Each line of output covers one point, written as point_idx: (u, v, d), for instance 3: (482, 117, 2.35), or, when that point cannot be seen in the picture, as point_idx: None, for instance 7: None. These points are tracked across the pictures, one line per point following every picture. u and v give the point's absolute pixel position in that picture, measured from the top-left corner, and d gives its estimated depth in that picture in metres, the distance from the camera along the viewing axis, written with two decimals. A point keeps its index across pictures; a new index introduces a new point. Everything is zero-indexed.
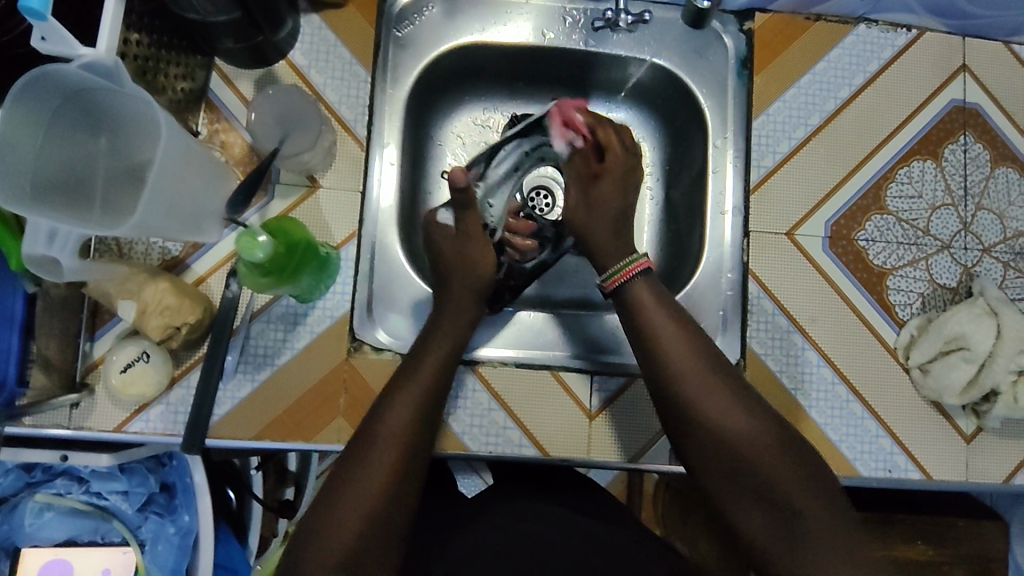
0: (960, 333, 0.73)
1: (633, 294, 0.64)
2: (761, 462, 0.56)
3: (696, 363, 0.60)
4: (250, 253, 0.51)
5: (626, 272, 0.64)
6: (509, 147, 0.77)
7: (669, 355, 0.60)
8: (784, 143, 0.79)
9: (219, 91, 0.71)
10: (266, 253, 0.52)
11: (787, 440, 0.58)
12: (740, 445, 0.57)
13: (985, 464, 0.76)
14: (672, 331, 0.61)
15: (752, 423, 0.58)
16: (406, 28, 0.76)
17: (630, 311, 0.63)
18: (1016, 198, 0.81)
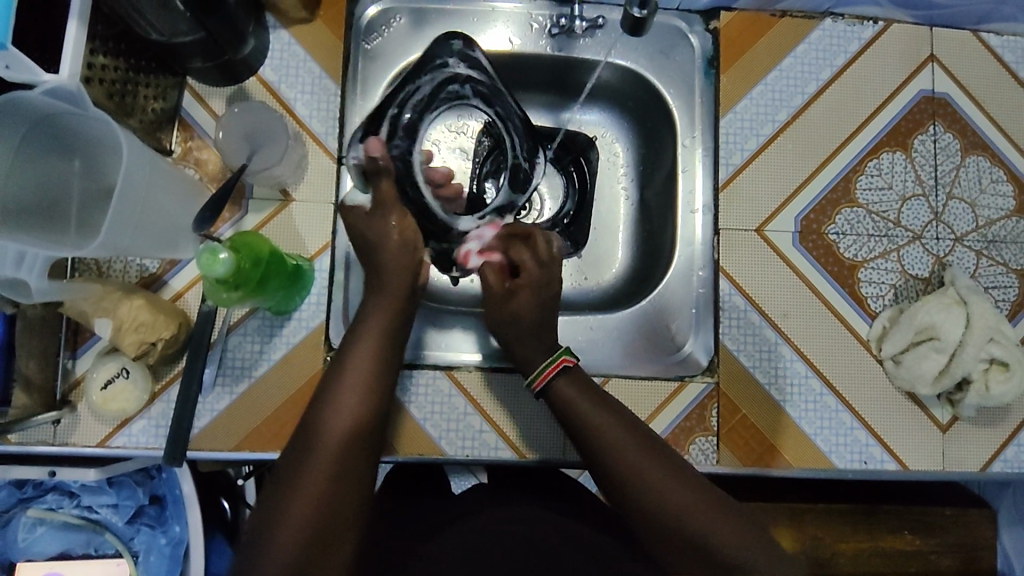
0: (931, 323, 0.73)
1: (555, 392, 0.64)
2: (700, 529, 0.55)
3: (625, 443, 0.59)
4: (208, 269, 0.52)
5: (548, 372, 0.64)
6: (426, 78, 0.71)
7: (592, 428, 0.60)
8: (752, 140, 0.79)
9: (192, 109, 0.72)
10: (227, 269, 0.53)
11: (720, 501, 0.57)
12: (675, 515, 0.56)
13: (962, 452, 0.77)
14: (591, 409, 0.61)
15: (685, 488, 0.57)
16: (374, 40, 0.77)
17: (552, 403, 0.64)
18: (987, 186, 0.81)
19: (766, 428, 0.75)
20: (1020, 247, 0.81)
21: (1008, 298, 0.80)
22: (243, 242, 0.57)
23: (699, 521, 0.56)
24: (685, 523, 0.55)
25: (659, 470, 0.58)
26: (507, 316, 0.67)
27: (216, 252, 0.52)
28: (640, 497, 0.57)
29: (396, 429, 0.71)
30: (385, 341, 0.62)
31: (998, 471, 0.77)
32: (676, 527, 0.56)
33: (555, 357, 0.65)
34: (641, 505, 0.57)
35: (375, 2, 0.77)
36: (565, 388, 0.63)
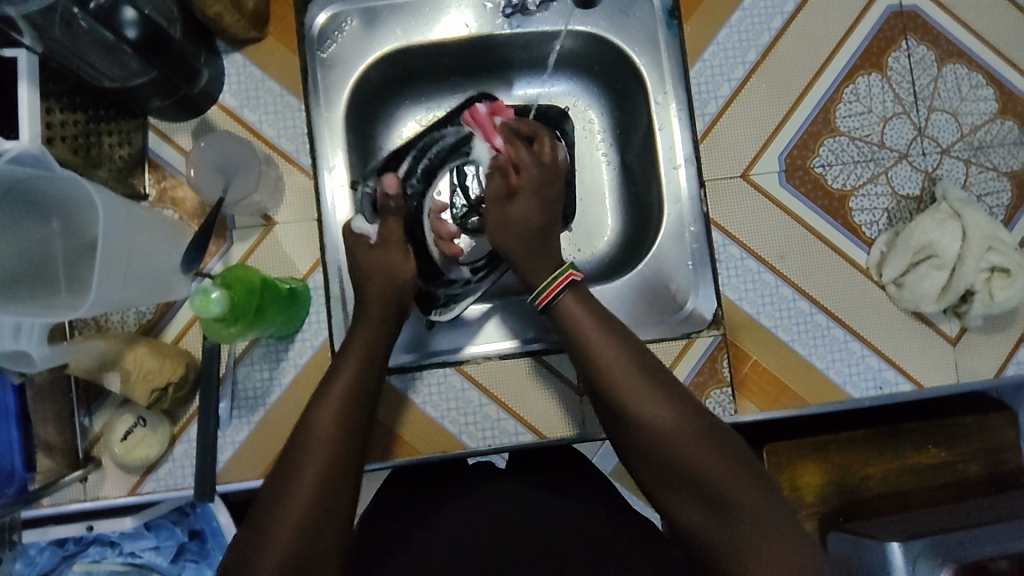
0: (928, 242, 0.73)
1: (562, 307, 0.62)
2: (689, 461, 0.53)
3: (629, 370, 0.57)
4: (204, 310, 0.53)
5: (555, 287, 0.62)
6: (449, 129, 0.77)
7: (603, 363, 0.58)
8: (724, 87, 0.79)
9: (159, 149, 0.71)
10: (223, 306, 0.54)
11: (716, 433, 0.55)
12: (668, 443, 0.54)
13: (975, 362, 0.77)
14: (604, 341, 0.59)
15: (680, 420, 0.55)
16: (329, 47, 0.75)
17: (557, 319, 0.62)
18: (968, 93, 0.80)
19: (777, 370, 0.75)
20: (1008, 150, 0.80)
21: (1002, 203, 0.79)
22: (236, 277, 0.58)
23: (704, 459, 0.53)
24: (673, 451, 0.54)
25: (656, 397, 0.56)
26: (508, 220, 0.67)
27: (208, 293, 0.53)
28: (644, 429, 0.55)
29: (417, 431, 0.73)
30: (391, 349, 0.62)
31: (1013, 375, 0.77)
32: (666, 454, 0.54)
33: (559, 273, 0.63)
34: (646, 439, 0.55)
35: (322, 8, 0.75)
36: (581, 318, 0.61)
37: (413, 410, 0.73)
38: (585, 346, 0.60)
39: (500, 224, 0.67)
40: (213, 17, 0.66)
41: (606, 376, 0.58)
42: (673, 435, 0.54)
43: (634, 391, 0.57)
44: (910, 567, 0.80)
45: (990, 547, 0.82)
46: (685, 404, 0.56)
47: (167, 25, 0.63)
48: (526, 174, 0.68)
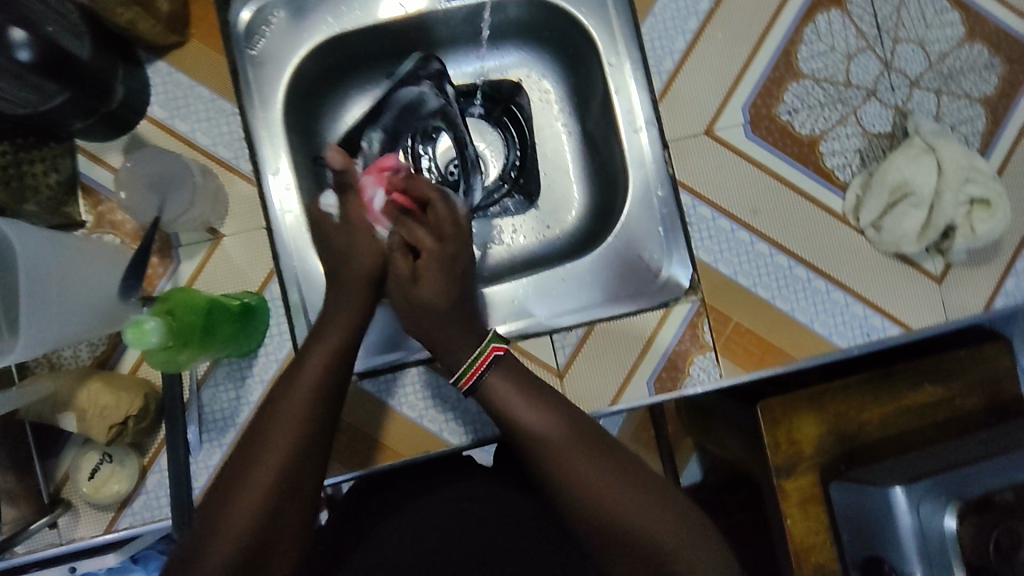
0: (903, 179, 0.71)
1: (487, 386, 0.58)
2: (637, 535, 0.52)
3: (566, 450, 0.54)
4: (141, 341, 0.50)
5: (476, 368, 0.57)
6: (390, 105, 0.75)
7: (534, 432, 0.55)
8: (679, 40, 0.74)
9: (91, 170, 0.67)
10: (161, 334, 0.52)
11: (661, 498, 0.53)
12: (615, 520, 0.52)
13: (962, 297, 0.75)
14: (528, 406, 0.56)
15: (626, 489, 0.53)
16: (258, 43, 0.72)
17: (485, 400, 0.58)
18: (933, 20, 0.76)
19: (760, 329, 0.73)
20: (980, 74, 0.77)
21: (977, 130, 0.76)
22: (174, 302, 0.56)
23: (643, 518, 0.52)
24: (620, 526, 0.52)
25: (599, 472, 0.53)
26: (417, 308, 0.59)
27: (142, 324, 0.50)
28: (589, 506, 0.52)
29: (396, 433, 0.70)
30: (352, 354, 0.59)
31: (1003, 306, 0.75)
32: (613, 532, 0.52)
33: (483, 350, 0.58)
34: (581, 507, 0.53)
35: (246, 2, 0.71)
36: (500, 382, 0.57)
37: (390, 412, 0.70)
38: (510, 415, 0.56)
39: (410, 308, 0.59)
40: (123, 25, 0.62)
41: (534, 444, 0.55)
42: (610, 498, 0.52)
43: (567, 457, 0.54)
44: (913, 508, 0.80)
45: (988, 481, 0.82)
46: (619, 458, 0.55)
47: (72, 40, 0.59)
48: (429, 248, 0.59)
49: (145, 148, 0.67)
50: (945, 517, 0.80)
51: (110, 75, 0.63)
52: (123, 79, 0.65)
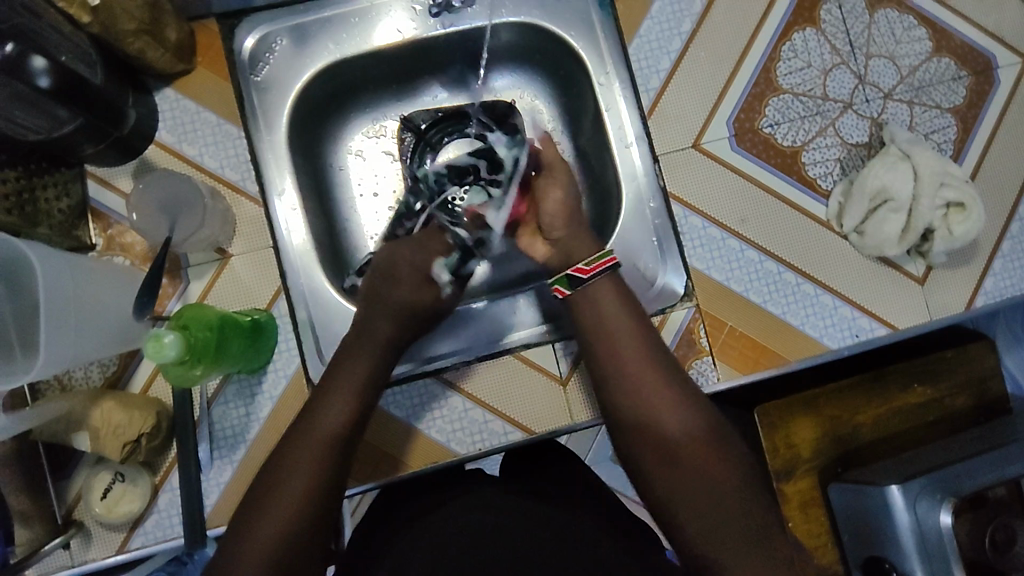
0: (883, 186, 0.74)
1: (597, 292, 0.63)
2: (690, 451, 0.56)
3: (643, 362, 0.60)
4: (158, 356, 0.51)
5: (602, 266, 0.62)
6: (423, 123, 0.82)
7: (620, 343, 0.61)
8: (664, 60, 0.78)
9: (100, 196, 0.69)
10: (177, 350, 0.52)
11: (717, 428, 0.58)
12: (673, 436, 0.57)
13: (945, 297, 0.78)
14: (634, 321, 0.62)
15: (690, 411, 0.58)
16: (262, 70, 0.74)
17: (583, 309, 0.63)
18: (902, 36, 0.81)
19: (754, 333, 0.75)
20: (948, 85, 0.81)
21: (949, 138, 0.80)
22: (190, 319, 0.57)
23: (702, 444, 0.56)
24: (675, 444, 0.57)
25: (663, 386, 0.59)
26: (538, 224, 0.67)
27: (160, 340, 0.51)
28: (651, 417, 0.58)
29: (403, 445, 0.72)
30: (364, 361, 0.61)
31: (984, 305, 0.79)
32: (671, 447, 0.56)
33: (606, 252, 0.63)
34: (649, 423, 0.58)
35: (249, 31, 0.74)
36: (611, 317, 0.62)
37: (399, 424, 0.72)
38: (613, 354, 0.61)
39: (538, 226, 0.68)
40: (133, 55, 0.64)
41: (625, 384, 0.59)
42: (681, 442, 0.56)
43: (647, 402, 0.58)
44: (910, 506, 0.82)
45: (983, 477, 0.84)
46: (699, 413, 0.58)
47: (85, 69, 0.61)
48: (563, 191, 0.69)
49: (154, 172, 0.69)
50: (942, 513, 0.81)
51: (120, 102, 0.65)
52: (133, 106, 0.68)
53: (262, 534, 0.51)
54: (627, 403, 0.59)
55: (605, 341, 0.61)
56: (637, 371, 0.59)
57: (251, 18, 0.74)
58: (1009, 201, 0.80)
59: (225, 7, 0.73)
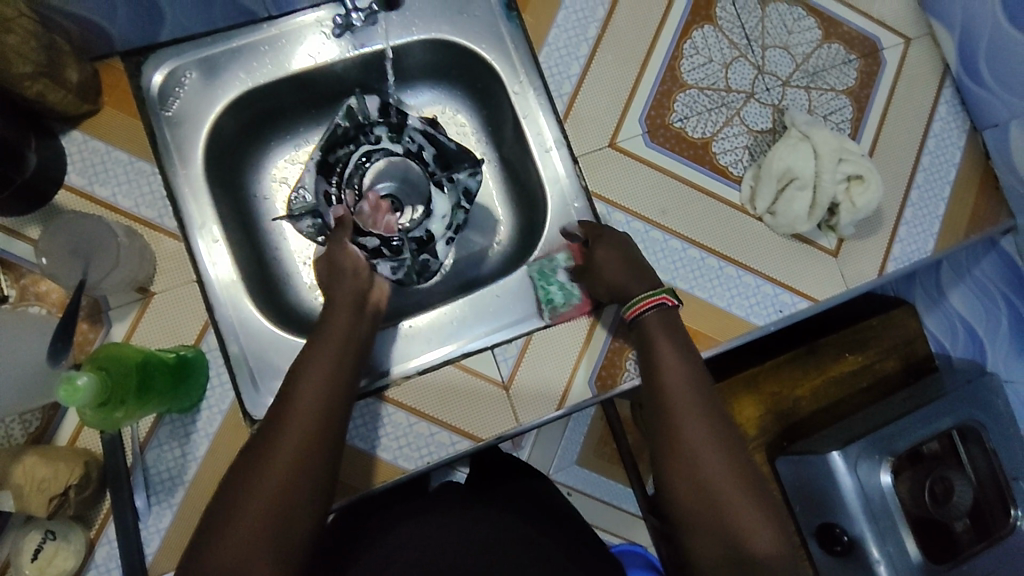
0: (787, 167, 0.77)
1: (646, 324, 0.69)
2: (720, 487, 0.59)
3: (683, 390, 0.64)
4: (74, 400, 0.50)
5: (643, 304, 0.68)
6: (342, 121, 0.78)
7: (668, 369, 0.65)
8: (574, 65, 0.81)
9: (9, 245, 0.67)
10: (94, 392, 0.51)
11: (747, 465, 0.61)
12: (706, 468, 0.60)
13: (859, 267, 0.82)
14: (677, 359, 0.66)
15: (723, 446, 0.61)
16: (173, 104, 0.73)
17: (642, 335, 0.69)
18: (793, 26, 0.86)
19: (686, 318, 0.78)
20: (840, 69, 0.86)
21: (845, 118, 0.85)
22: (107, 360, 0.55)
23: (726, 483, 0.59)
24: (707, 475, 0.59)
25: (700, 416, 0.62)
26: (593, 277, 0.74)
27: (76, 383, 0.50)
28: (682, 444, 0.61)
29: (348, 467, 0.71)
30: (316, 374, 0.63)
31: (895, 271, 0.83)
32: (703, 477, 0.59)
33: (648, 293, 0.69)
34: (684, 451, 0.61)
35: (157, 67, 0.73)
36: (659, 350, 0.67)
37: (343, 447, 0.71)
38: (658, 380, 0.65)
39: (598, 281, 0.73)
40: (31, 98, 0.63)
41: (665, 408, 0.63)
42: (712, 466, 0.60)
43: (683, 428, 0.62)
44: (852, 468, 0.85)
45: (915, 433, 0.88)
46: (725, 438, 0.62)
47: None
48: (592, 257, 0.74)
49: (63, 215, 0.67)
50: (881, 473, 0.86)
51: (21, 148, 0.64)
52: (37, 150, 0.66)
53: (225, 551, 0.54)
54: (665, 426, 0.63)
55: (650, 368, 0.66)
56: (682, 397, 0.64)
57: (156, 54, 0.74)
58: (906, 171, 0.86)
59: (128, 45, 0.72)
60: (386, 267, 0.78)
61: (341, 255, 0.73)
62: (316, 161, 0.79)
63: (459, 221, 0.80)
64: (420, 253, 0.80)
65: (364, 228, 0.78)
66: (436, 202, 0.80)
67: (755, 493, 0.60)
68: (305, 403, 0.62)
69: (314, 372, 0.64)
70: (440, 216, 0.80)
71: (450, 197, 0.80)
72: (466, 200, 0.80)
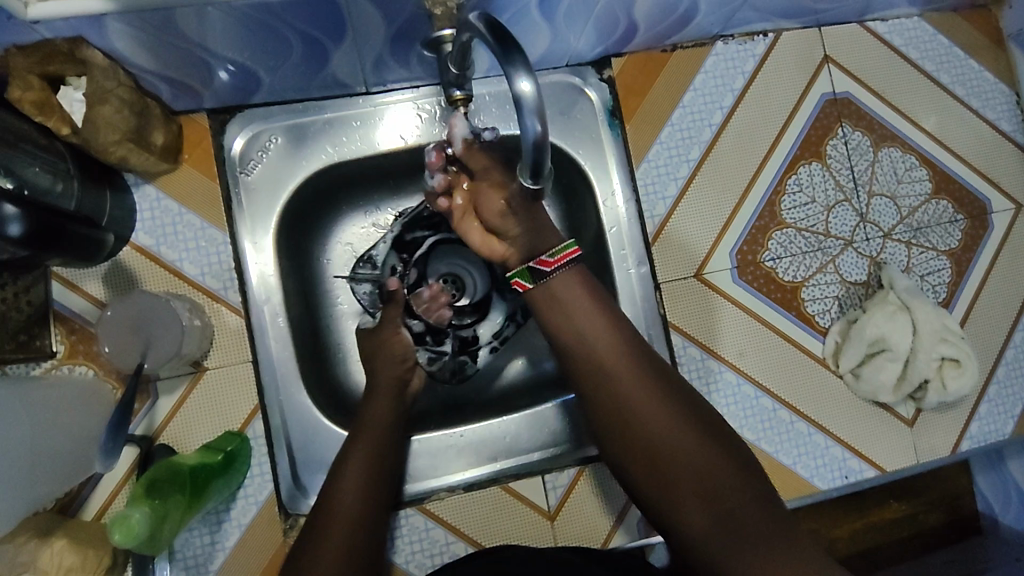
0: (881, 335, 0.73)
1: (551, 294, 0.57)
2: (677, 450, 0.53)
3: (619, 369, 0.56)
4: (137, 536, 0.47)
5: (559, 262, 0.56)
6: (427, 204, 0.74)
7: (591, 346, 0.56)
8: (670, 186, 0.77)
9: (65, 299, 0.64)
10: (154, 522, 0.49)
11: (715, 436, 0.54)
12: (665, 447, 0.53)
13: (932, 441, 0.79)
14: (603, 335, 0.56)
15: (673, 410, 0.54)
16: (253, 168, 0.70)
17: (548, 318, 0.58)
18: (904, 175, 0.81)
19: None
20: (945, 228, 0.82)
21: (943, 281, 0.81)
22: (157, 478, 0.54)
23: (686, 446, 0.53)
24: (667, 448, 0.53)
25: (641, 385, 0.55)
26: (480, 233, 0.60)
27: (136, 518, 0.47)
28: (629, 427, 0.55)
29: None
30: (350, 468, 0.60)
31: (968, 450, 0.79)
32: (665, 458, 0.53)
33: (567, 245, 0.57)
34: (634, 438, 0.54)
35: (240, 130, 0.69)
36: (618, 391, 0.55)
37: None
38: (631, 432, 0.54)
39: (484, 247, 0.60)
40: (114, 161, 0.60)
41: (659, 460, 0.53)
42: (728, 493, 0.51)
43: (683, 476, 0.52)
44: None
45: None
46: (679, 406, 0.55)
47: (50, 181, 0.56)
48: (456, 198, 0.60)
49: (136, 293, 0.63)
50: None
51: (99, 226, 0.61)
52: (110, 211, 0.63)
53: None
54: (656, 479, 0.54)
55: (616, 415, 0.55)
56: (676, 443, 0.54)
57: (244, 113, 0.69)
58: (996, 346, 0.81)
59: (219, 104, 0.68)
60: (425, 355, 0.74)
61: (390, 339, 0.68)
62: (394, 234, 0.75)
63: (506, 334, 0.76)
64: (461, 354, 0.75)
65: (415, 312, 0.73)
66: (491, 308, 0.77)
67: (720, 447, 0.54)
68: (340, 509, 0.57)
69: (350, 466, 0.60)
70: (492, 322, 0.77)
71: (507, 307, 0.77)
72: (519, 315, 0.77)
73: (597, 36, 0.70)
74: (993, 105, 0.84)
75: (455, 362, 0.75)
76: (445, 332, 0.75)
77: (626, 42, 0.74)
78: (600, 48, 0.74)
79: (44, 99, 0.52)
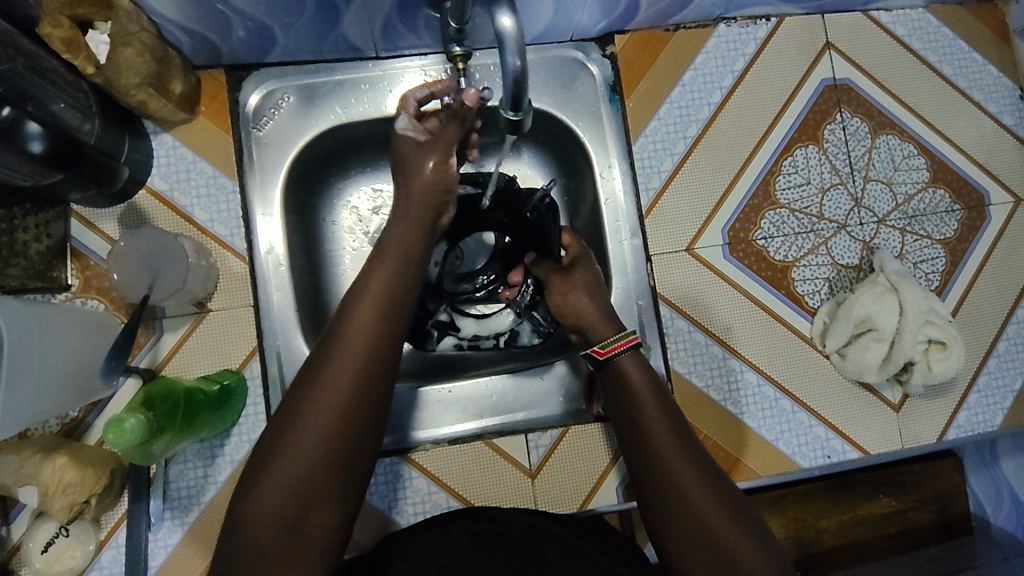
0: (868, 315, 0.74)
1: (620, 367, 0.63)
2: (703, 517, 0.52)
3: (662, 433, 0.57)
4: (129, 439, 0.51)
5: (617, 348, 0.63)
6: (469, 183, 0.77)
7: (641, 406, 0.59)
8: (666, 161, 0.79)
9: (82, 236, 0.68)
10: (147, 431, 0.52)
11: (748, 516, 0.53)
12: (692, 507, 0.53)
13: (918, 427, 0.79)
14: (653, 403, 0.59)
15: (709, 482, 0.54)
16: (265, 125, 0.73)
17: (616, 381, 0.62)
18: (901, 163, 0.82)
19: (729, 444, 0.76)
20: (941, 217, 0.82)
21: (936, 270, 0.81)
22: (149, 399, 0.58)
23: (714, 520, 0.52)
24: (697, 514, 0.52)
25: (681, 452, 0.55)
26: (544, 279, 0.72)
27: (131, 423, 0.51)
28: (661, 484, 0.54)
29: (362, 522, 0.71)
30: (363, 300, 0.52)
31: (955, 438, 0.79)
32: (690, 520, 0.52)
33: (627, 334, 0.64)
34: (661, 494, 0.54)
35: (255, 87, 0.73)
36: (668, 459, 0.55)
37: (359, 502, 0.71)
38: (671, 498, 0.54)
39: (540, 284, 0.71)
40: (134, 105, 0.63)
41: (693, 531, 0.52)
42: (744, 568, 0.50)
43: (701, 538, 0.52)
44: None
45: None
46: (717, 479, 0.55)
47: (78, 121, 0.61)
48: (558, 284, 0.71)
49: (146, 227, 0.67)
50: None
51: (114, 164, 0.65)
52: (127, 154, 0.67)
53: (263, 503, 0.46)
54: (686, 545, 0.52)
55: (662, 477, 0.55)
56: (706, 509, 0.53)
57: (259, 72, 0.73)
58: (987, 338, 0.81)
59: (235, 61, 0.72)
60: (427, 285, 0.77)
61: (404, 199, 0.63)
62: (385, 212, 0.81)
63: (482, 344, 0.79)
64: (437, 326, 0.77)
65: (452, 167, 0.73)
66: (496, 316, 0.79)
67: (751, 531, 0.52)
68: (349, 343, 0.50)
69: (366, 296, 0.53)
70: (486, 326, 0.79)
71: (507, 324, 0.79)
72: (508, 340, 0.79)
73: (601, 11, 0.73)
74: (997, 99, 0.85)
75: (429, 332, 0.77)
76: (443, 302, 0.77)
77: (629, 19, 0.76)
78: (604, 24, 0.76)
79: (72, 37, 0.56)
